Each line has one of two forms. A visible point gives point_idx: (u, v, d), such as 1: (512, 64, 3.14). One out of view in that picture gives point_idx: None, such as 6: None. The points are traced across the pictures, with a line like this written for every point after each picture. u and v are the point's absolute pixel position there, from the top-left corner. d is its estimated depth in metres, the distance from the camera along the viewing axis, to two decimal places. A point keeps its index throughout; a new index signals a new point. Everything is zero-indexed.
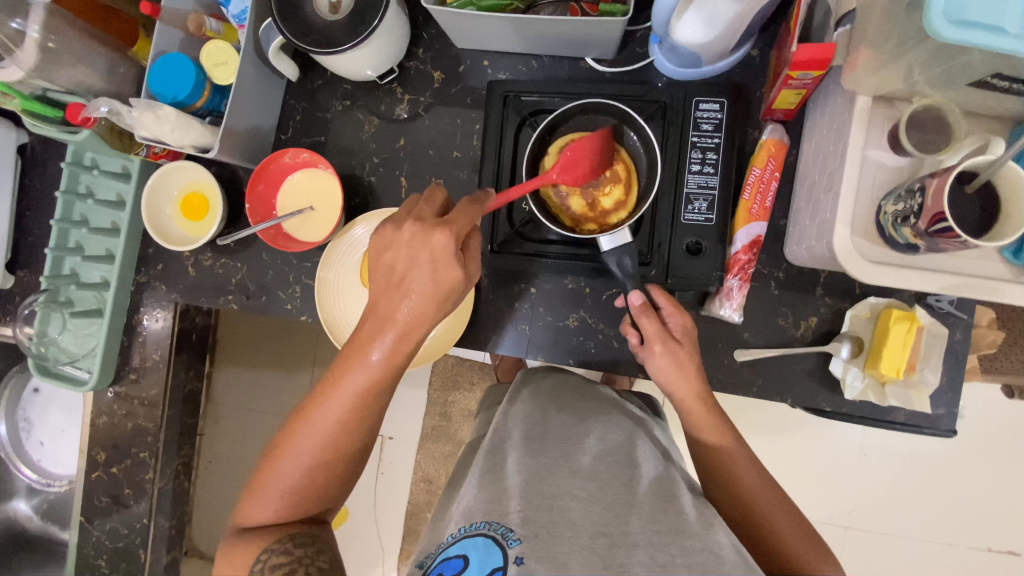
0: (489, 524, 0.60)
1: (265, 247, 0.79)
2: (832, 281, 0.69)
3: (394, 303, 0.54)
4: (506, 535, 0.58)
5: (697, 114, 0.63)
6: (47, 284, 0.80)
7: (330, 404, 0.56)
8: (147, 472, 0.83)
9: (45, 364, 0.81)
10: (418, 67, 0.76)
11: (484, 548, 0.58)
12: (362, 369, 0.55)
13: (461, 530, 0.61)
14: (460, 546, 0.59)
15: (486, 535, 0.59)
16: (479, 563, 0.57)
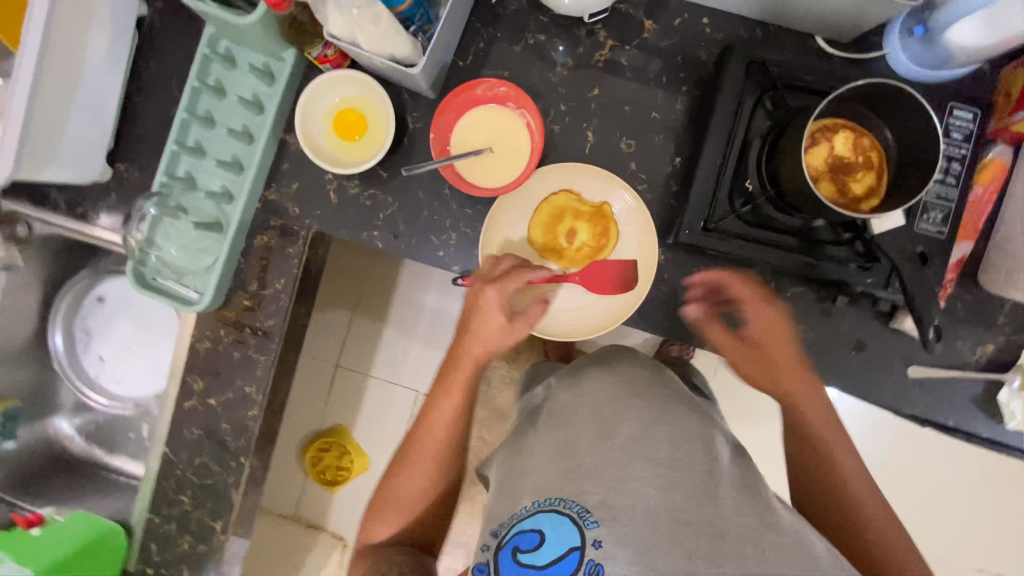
0: (563, 501, 0.53)
1: (424, 184, 0.71)
2: (1015, 312, 0.69)
3: (473, 342, 0.66)
4: (583, 516, 0.52)
5: (952, 120, 0.60)
6: (161, 185, 0.70)
7: (429, 427, 0.67)
8: (250, 409, 0.75)
9: (143, 274, 0.71)
10: (627, 11, 0.69)
11: (558, 528, 0.52)
12: (448, 397, 0.67)
13: (544, 502, 0.54)
14: (534, 521, 0.53)
15: (560, 513, 0.53)
16: (555, 542, 0.52)
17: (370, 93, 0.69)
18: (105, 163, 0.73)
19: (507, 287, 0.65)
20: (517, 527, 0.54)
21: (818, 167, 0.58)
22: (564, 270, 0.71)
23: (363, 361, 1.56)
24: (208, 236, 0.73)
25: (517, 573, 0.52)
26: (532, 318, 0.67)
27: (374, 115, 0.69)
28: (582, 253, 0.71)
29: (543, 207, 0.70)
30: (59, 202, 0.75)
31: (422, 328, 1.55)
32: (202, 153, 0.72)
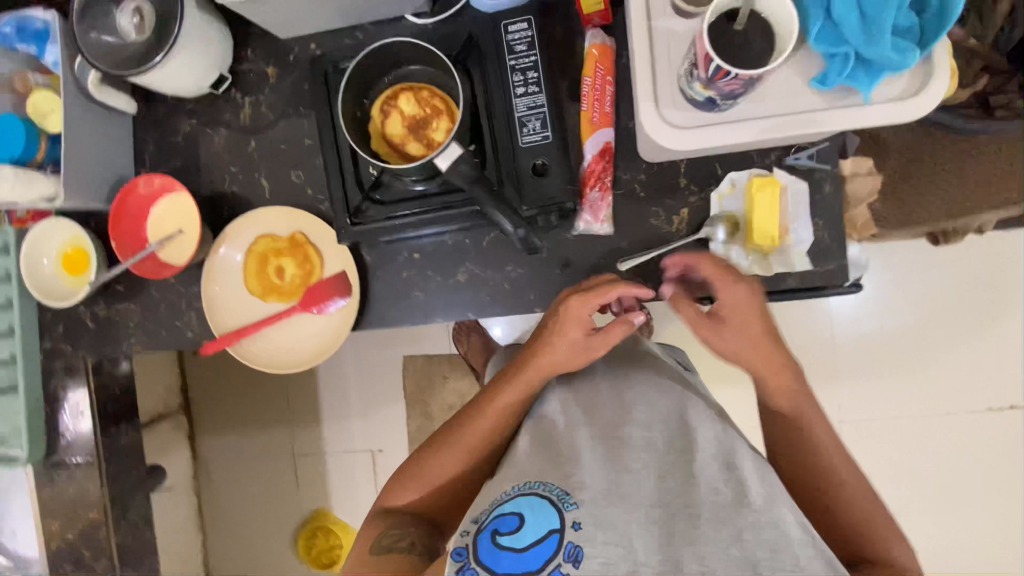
0: (544, 485, 0.56)
1: (152, 283, 0.79)
2: (693, 169, 0.68)
3: (549, 353, 0.66)
4: (564, 498, 0.55)
5: (508, 38, 0.63)
6: None
7: (449, 452, 0.69)
8: (100, 530, 0.84)
9: None
10: (250, 68, 0.76)
11: (539, 507, 0.54)
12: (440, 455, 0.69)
13: (514, 487, 0.57)
14: (514, 504, 0.55)
15: (541, 495, 0.55)
16: (536, 523, 0.53)
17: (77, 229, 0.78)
18: None
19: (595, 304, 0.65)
20: (497, 512, 0.55)
21: (399, 134, 0.62)
22: (289, 304, 0.76)
23: (317, 443, 1.65)
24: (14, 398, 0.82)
25: (494, 555, 0.52)
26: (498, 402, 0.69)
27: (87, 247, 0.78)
28: (296, 284, 0.76)
29: (249, 257, 0.76)
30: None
31: (353, 392, 1.63)
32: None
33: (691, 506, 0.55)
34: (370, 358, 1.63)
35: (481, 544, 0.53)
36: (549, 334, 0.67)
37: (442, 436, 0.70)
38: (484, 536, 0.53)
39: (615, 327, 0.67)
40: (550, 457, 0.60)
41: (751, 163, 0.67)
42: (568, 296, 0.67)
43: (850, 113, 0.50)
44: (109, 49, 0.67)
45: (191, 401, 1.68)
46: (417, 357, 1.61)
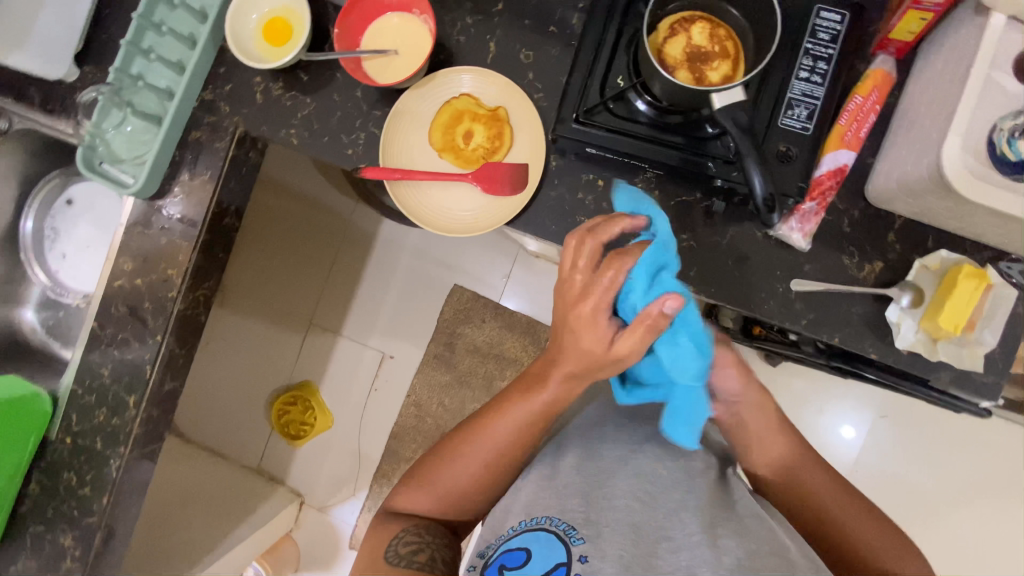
0: (550, 520, 0.69)
1: (337, 88, 0.77)
2: (906, 229, 0.67)
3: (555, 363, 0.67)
4: (572, 535, 0.68)
5: (817, 21, 0.61)
6: (115, 77, 0.78)
7: (463, 457, 0.73)
8: (170, 291, 0.82)
9: (92, 158, 0.80)
10: None
11: (546, 542, 0.68)
12: (459, 459, 0.73)
13: (520, 523, 0.71)
14: (522, 539, 0.69)
15: (548, 530, 0.69)
16: (543, 554, 0.67)
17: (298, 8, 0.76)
18: (72, 63, 0.82)
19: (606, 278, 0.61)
20: (506, 548, 0.70)
21: (676, 57, 0.61)
22: (460, 169, 0.75)
23: (335, 322, 1.63)
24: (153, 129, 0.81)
25: None
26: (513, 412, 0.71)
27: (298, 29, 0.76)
28: (478, 153, 0.74)
29: (446, 107, 0.74)
30: (34, 97, 0.83)
31: (392, 293, 1.61)
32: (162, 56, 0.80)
33: (669, 533, 0.67)
34: (423, 271, 1.61)
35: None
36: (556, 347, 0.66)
37: (467, 440, 0.73)
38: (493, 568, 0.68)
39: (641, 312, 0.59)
40: (556, 495, 0.72)
41: (963, 251, 0.67)
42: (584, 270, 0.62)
43: None
44: None
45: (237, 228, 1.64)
46: (466, 289, 1.60)
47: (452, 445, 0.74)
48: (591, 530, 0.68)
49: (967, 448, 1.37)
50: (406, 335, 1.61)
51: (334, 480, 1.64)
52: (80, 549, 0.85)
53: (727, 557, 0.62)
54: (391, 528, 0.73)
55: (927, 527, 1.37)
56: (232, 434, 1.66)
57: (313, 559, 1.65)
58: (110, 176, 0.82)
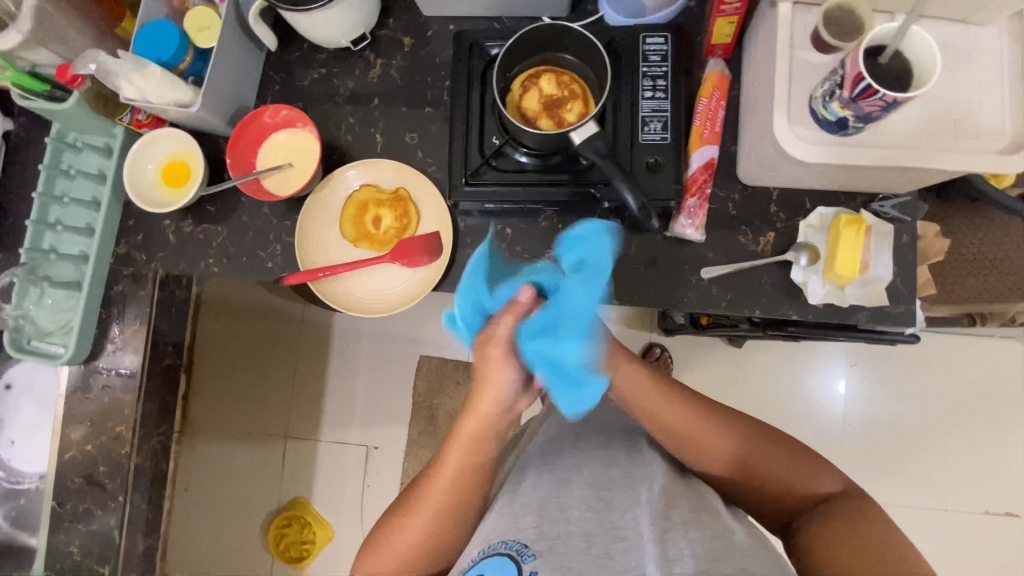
0: (505, 544, 0.72)
1: (244, 210, 0.81)
2: (784, 198, 0.74)
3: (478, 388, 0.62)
4: (523, 553, 0.71)
5: (645, 47, 0.70)
6: (27, 257, 0.80)
7: (418, 504, 0.72)
8: (124, 447, 0.81)
9: (20, 339, 0.81)
10: (389, 35, 0.82)
11: (501, 565, 0.69)
12: (420, 512, 0.71)
13: (475, 555, 0.72)
14: (478, 567, 0.70)
15: (503, 554, 0.71)
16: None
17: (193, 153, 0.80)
18: None
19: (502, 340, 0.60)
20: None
21: (534, 108, 0.67)
22: (377, 252, 0.78)
23: (312, 428, 1.61)
24: (74, 295, 0.83)
25: None
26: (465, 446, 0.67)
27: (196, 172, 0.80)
28: (389, 235, 0.78)
29: (350, 201, 0.78)
30: None
31: (361, 383, 1.61)
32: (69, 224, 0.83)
33: (622, 534, 0.73)
34: (387, 353, 1.62)
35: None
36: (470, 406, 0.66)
37: (420, 492, 0.72)
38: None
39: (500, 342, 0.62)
40: (514, 522, 0.75)
41: (838, 203, 0.73)
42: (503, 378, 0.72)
43: (951, 161, 0.56)
44: None
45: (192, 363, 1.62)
46: (433, 358, 1.61)
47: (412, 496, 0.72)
48: (541, 546, 0.71)
49: (925, 373, 1.51)
50: (386, 422, 1.59)
51: None
52: None
53: (676, 548, 0.69)
54: None
55: (913, 455, 1.49)
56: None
57: None
58: (41, 351, 0.82)
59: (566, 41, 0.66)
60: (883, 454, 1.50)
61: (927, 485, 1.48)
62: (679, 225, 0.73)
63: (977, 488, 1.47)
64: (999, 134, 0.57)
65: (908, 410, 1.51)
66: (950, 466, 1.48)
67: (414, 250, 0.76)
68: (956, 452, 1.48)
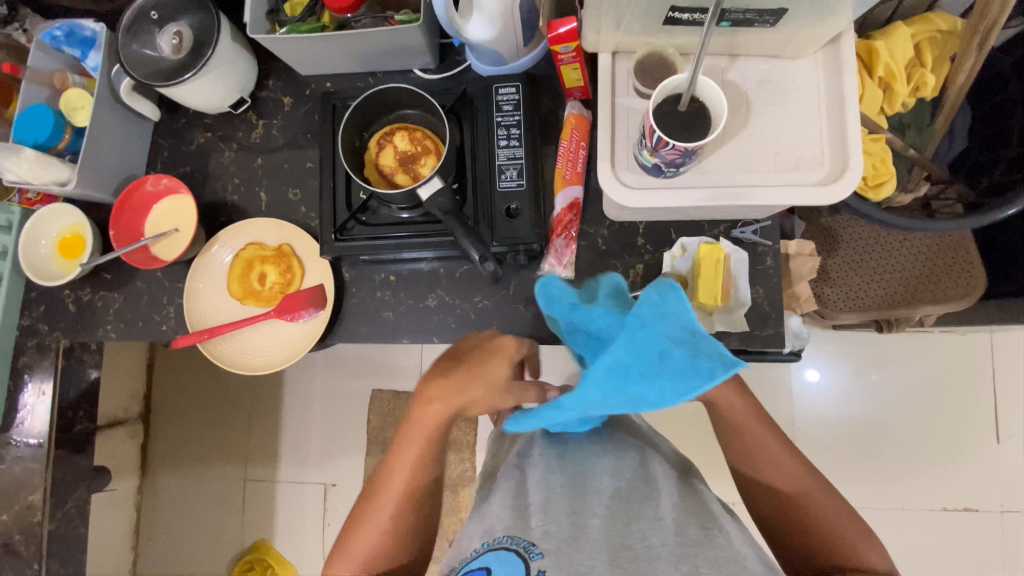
0: (511, 539, 0.66)
1: (139, 275, 0.83)
2: (650, 230, 0.75)
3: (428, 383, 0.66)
4: (528, 549, 0.64)
5: (498, 98, 0.73)
6: None
7: (380, 496, 0.70)
8: (36, 515, 0.83)
9: None
10: (269, 95, 0.85)
11: (508, 560, 0.63)
12: (383, 507, 0.69)
13: (484, 545, 0.67)
14: (483, 560, 0.64)
15: (509, 549, 0.65)
16: (503, 573, 0.62)
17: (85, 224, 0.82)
18: None
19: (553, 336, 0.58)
20: (470, 564, 0.65)
21: (390, 164, 0.70)
22: (263, 309, 0.80)
23: (271, 469, 1.62)
24: None
25: None
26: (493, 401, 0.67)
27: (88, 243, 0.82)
28: (274, 290, 0.80)
29: (236, 261, 0.80)
30: None
31: (316, 420, 1.63)
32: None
33: (635, 544, 0.64)
34: (340, 389, 1.63)
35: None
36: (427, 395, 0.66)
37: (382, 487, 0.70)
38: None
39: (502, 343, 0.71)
40: (521, 518, 0.69)
41: (702, 233, 0.74)
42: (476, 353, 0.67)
43: (772, 192, 0.58)
44: (144, 63, 0.75)
45: (150, 411, 1.64)
46: (385, 392, 1.62)
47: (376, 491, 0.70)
48: (549, 543, 0.64)
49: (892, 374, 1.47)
50: (342, 458, 1.60)
51: None
52: None
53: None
54: None
55: (884, 462, 1.45)
56: None
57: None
58: None
59: (421, 101, 0.70)
60: (860, 460, 1.45)
61: (895, 489, 1.44)
62: (548, 264, 0.75)
63: (949, 489, 1.42)
64: (821, 162, 0.59)
65: (875, 415, 1.46)
66: (911, 472, 1.44)
67: (297, 304, 0.78)
68: (929, 458, 1.44)
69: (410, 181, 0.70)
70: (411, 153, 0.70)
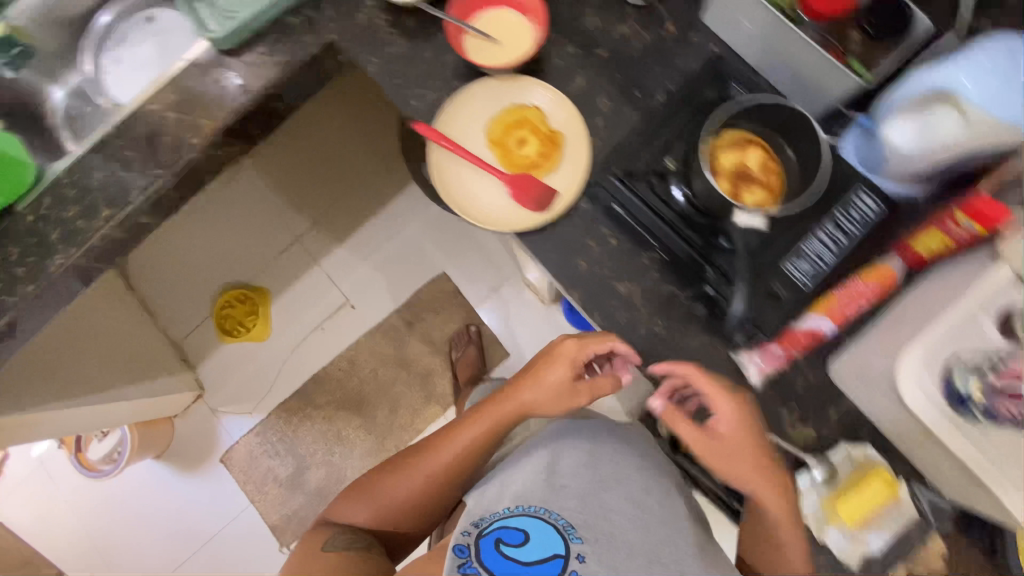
0: (546, 511, 0.78)
1: (434, 47, 0.82)
2: (844, 412, 0.71)
3: (518, 394, 0.81)
4: (569, 531, 0.77)
5: (854, 200, 0.70)
6: None
7: (426, 458, 0.84)
8: (193, 138, 0.84)
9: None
10: (660, 10, 0.80)
11: (542, 530, 0.77)
12: (419, 473, 0.83)
13: (515, 508, 0.79)
14: (518, 521, 0.77)
15: (543, 518, 0.78)
16: (540, 540, 0.76)
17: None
18: None
19: (573, 367, 0.77)
20: (503, 524, 0.78)
21: (726, 165, 0.72)
22: (499, 165, 0.80)
23: (320, 250, 1.64)
24: None
25: (503, 560, 0.74)
26: (545, 382, 0.79)
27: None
28: (522, 160, 0.79)
29: (515, 109, 0.80)
30: None
31: (383, 251, 1.65)
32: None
33: (661, 557, 0.76)
34: (420, 248, 1.65)
35: (488, 549, 0.75)
36: (519, 388, 0.82)
37: (413, 459, 0.85)
38: (486, 539, 0.76)
39: (603, 379, 0.79)
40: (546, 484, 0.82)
41: (885, 456, 0.70)
42: (564, 340, 0.79)
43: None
44: None
45: None
46: (449, 283, 1.64)
47: (417, 456, 0.84)
48: (591, 533, 0.77)
49: None
50: (375, 295, 1.65)
51: (237, 392, 1.63)
52: None
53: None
54: (321, 537, 0.82)
55: None
56: (169, 300, 1.64)
57: (181, 455, 1.61)
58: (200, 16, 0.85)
59: (769, 115, 0.72)
60: None
61: None
62: (748, 353, 0.71)
63: None
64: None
65: None
66: None
67: (526, 187, 0.77)
68: None
69: (728, 190, 0.71)
70: (754, 170, 0.72)
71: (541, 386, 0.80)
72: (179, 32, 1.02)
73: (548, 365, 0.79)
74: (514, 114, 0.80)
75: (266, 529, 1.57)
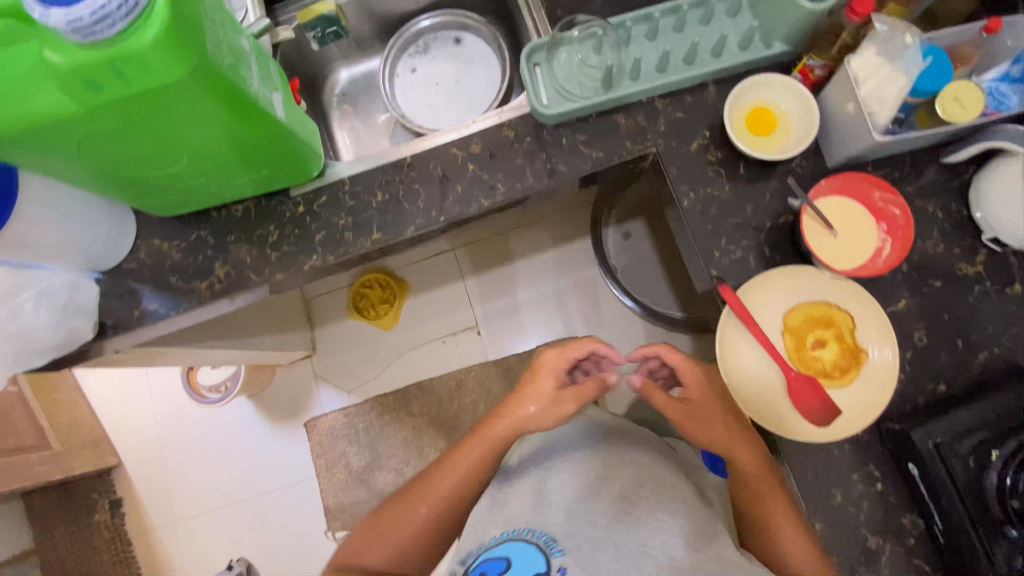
0: (533, 534, 0.70)
1: (757, 206, 0.78)
2: None
3: (518, 407, 0.85)
4: (551, 547, 0.67)
5: None
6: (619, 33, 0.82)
7: (430, 488, 0.84)
8: (484, 198, 0.83)
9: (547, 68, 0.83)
10: (1013, 263, 0.73)
11: (529, 554, 0.67)
12: (427, 498, 0.83)
13: (521, 532, 0.71)
14: (504, 549, 0.69)
15: (531, 542, 0.68)
16: (525, 564, 0.66)
17: (790, 127, 0.78)
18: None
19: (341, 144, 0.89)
20: (492, 553, 0.69)
21: None
22: (786, 358, 0.74)
23: (470, 267, 1.64)
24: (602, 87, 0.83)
25: None
26: (554, 391, 0.85)
27: (771, 139, 0.78)
28: (812, 363, 0.73)
29: (826, 307, 0.73)
30: None
31: (528, 292, 1.62)
32: (653, 33, 0.83)
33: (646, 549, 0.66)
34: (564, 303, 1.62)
35: None
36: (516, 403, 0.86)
37: (416, 492, 0.84)
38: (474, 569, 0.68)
39: (592, 381, 0.85)
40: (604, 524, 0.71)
41: None
42: (547, 349, 0.90)
43: None
44: None
45: None
46: None
47: (423, 486, 0.84)
48: (570, 543, 0.68)
49: None
50: (503, 330, 1.62)
51: (343, 368, 1.64)
52: (222, 286, 0.85)
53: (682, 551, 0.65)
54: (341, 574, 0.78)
55: None
56: None
57: (271, 405, 1.64)
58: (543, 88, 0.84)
59: None
60: None
61: None
62: None
63: None
64: None
65: None
66: None
67: (812, 395, 0.70)
68: None
69: None
70: None
71: (532, 394, 0.86)
72: (487, 78, 1.00)
73: (536, 378, 0.87)
74: (823, 311, 0.73)
75: (319, 507, 1.58)
